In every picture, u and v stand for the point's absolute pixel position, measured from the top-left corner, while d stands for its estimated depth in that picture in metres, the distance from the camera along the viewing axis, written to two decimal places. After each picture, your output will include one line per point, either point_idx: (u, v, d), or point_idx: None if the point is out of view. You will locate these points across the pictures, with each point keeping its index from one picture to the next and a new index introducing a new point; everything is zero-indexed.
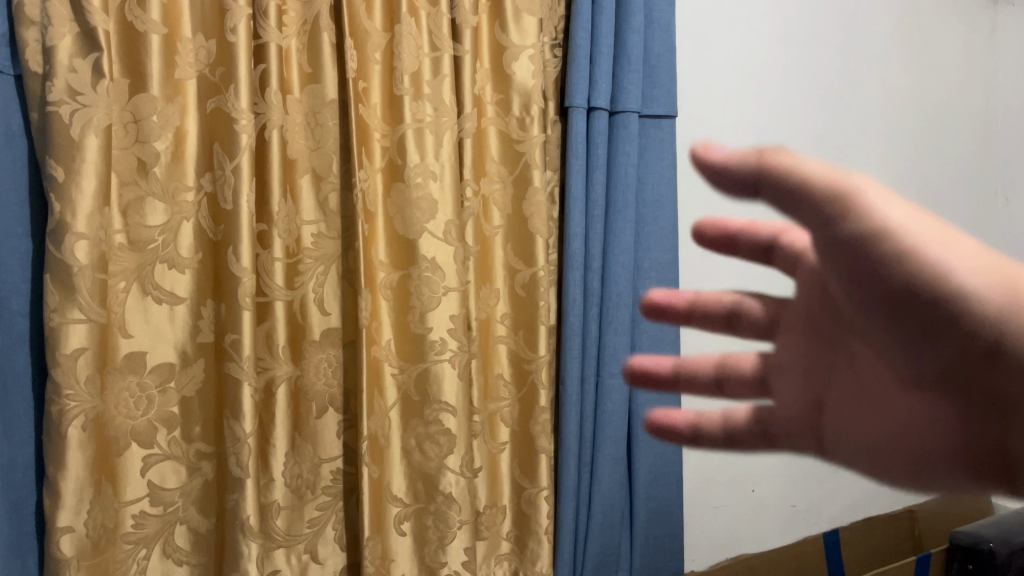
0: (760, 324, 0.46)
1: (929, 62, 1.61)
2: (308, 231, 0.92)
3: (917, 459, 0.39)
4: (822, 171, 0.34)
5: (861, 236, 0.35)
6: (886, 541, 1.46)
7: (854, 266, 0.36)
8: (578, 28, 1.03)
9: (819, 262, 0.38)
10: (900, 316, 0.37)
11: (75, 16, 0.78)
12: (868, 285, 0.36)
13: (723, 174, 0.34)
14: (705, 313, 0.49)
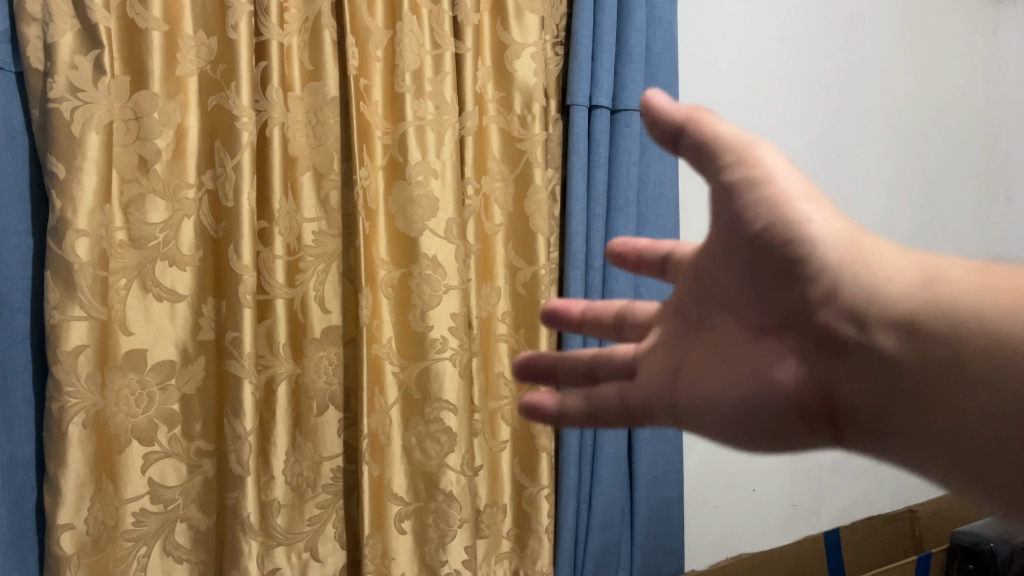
0: (641, 323, 0.54)
1: (931, 61, 1.61)
2: (309, 228, 0.91)
3: (751, 418, 0.42)
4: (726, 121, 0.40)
5: (737, 177, 0.40)
6: (888, 542, 1.46)
7: (724, 207, 0.41)
8: (580, 26, 1.03)
9: (717, 233, 0.43)
10: (753, 264, 0.41)
11: (76, 13, 0.78)
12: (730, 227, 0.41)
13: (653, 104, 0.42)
14: (592, 319, 0.58)
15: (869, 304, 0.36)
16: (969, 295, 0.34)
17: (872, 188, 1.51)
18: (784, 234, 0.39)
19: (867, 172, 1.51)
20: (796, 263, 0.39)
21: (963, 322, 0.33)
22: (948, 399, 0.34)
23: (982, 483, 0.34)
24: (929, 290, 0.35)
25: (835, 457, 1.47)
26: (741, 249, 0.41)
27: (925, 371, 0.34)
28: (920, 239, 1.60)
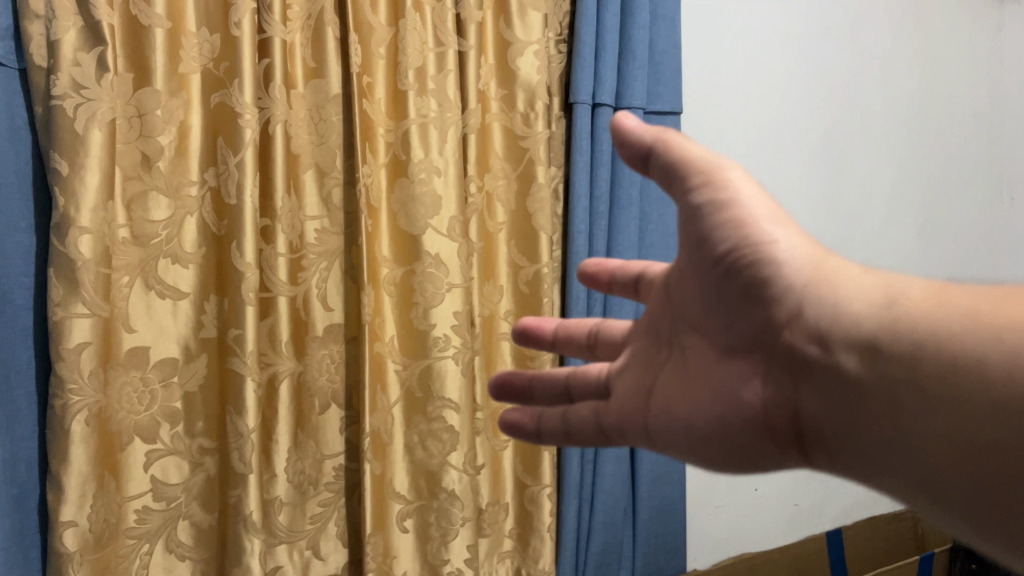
0: (608, 342, 0.66)
1: (935, 59, 1.60)
2: (311, 226, 0.91)
3: (721, 434, 0.46)
4: (699, 148, 0.47)
5: (713, 203, 0.46)
6: (890, 541, 1.46)
7: (700, 233, 0.47)
8: (583, 24, 1.03)
9: (694, 257, 0.49)
10: (726, 286, 0.47)
11: (80, 9, 0.78)
12: (706, 253, 0.47)
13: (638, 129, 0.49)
14: (566, 338, 0.70)
15: (829, 322, 0.41)
16: (922, 315, 0.38)
17: (874, 187, 1.51)
18: (752, 258, 0.45)
19: (870, 172, 1.50)
20: (763, 284, 0.44)
21: (915, 336, 0.38)
22: (904, 411, 0.37)
23: (935, 498, 0.37)
24: (889, 310, 0.40)
25: None
26: (714, 272, 0.47)
27: (881, 386, 0.39)
28: (921, 238, 1.60)
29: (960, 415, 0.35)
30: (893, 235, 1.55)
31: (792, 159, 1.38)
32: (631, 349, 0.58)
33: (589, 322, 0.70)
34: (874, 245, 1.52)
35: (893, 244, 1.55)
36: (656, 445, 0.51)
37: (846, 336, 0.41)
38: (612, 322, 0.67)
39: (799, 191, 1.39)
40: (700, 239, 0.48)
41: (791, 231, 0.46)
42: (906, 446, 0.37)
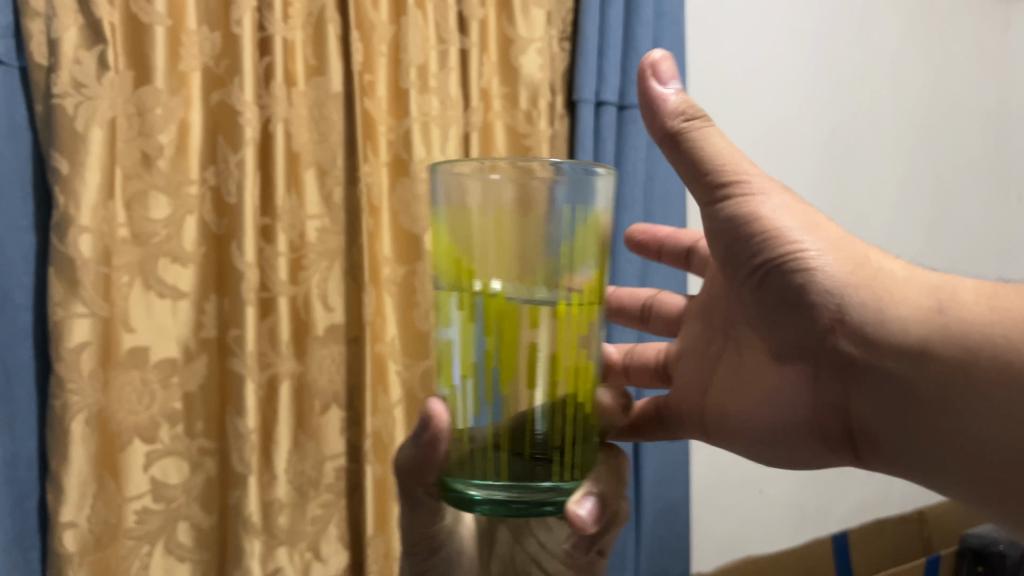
0: (664, 318, 0.71)
1: (943, 56, 1.58)
2: (312, 225, 0.90)
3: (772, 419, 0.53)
4: (725, 145, 0.46)
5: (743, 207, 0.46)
6: (897, 544, 1.43)
7: (729, 239, 0.48)
8: (587, 20, 1.01)
9: (724, 260, 0.49)
10: (765, 292, 0.48)
11: (80, 7, 0.77)
12: (738, 258, 0.48)
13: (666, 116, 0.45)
14: (622, 309, 0.75)
15: (874, 333, 0.42)
16: (973, 321, 0.39)
17: (883, 186, 1.50)
18: (788, 268, 0.45)
19: (878, 170, 1.49)
20: (803, 291, 0.45)
21: (967, 343, 0.39)
22: (954, 414, 0.40)
23: (981, 490, 0.40)
24: (940, 314, 0.40)
25: None
26: (752, 277, 0.48)
27: (931, 389, 0.40)
28: (930, 235, 1.58)
29: (1009, 421, 0.38)
30: (903, 233, 1.54)
31: (800, 157, 1.37)
32: (691, 331, 0.65)
33: (645, 290, 0.74)
34: (885, 242, 1.51)
35: (902, 243, 1.54)
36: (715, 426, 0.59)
37: (892, 348, 0.42)
38: (666, 295, 0.71)
39: (807, 190, 1.38)
40: (731, 243, 0.48)
41: (823, 230, 0.46)
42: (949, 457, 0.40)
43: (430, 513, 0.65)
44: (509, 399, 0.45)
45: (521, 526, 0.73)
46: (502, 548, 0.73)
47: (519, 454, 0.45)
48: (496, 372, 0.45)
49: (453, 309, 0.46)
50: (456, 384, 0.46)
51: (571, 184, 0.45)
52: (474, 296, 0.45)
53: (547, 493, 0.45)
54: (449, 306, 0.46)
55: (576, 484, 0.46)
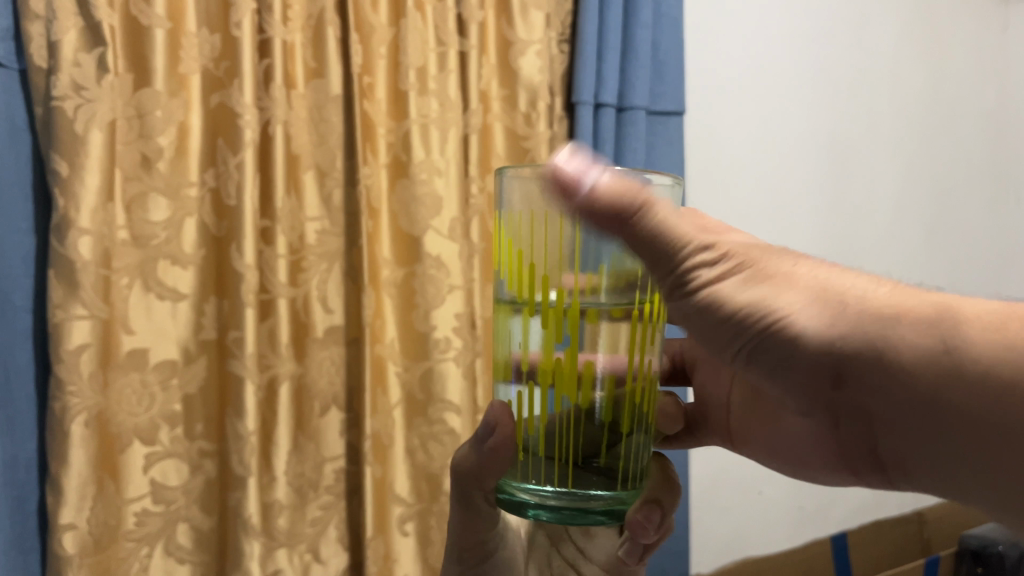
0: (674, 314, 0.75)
1: (942, 58, 1.58)
2: (311, 227, 0.90)
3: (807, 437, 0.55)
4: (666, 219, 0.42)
5: (710, 291, 0.43)
6: (896, 545, 1.43)
7: (709, 312, 0.43)
8: (586, 22, 1.01)
9: (705, 331, 0.45)
10: (754, 364, 0.43)
11: (80, 10, 0.77)
12: (722, 328, 0.44)
13: (588, 219, 0.41)
14: None
15: (885, 398, 0.39)
16: (985, 359, 0.35)
17: (882, 187, 1.50)
18: (776, 342, 0.41)
19: (878, 171, 1.49)
20: (795, 357, 0.41)
21: (983, 383, 0.35)
22: (987, 460, 0.36)
23: None
24: (949, 357, 0.36)
25: None
26: (738, 346, 0.43)
27: (957, 436, 0.37)
28: (930, 236, 1.59)
29: None
30: (903, 233, 1.54)
31: (799, 158, 1.37)
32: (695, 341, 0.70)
33: None
34: (885, 242, 1.51)
35: (902, 243, 1.54)
36: (747, 449, 0.65)
37: (904, 408, 0.38)
38: None
39: (807, 190, 1.38)
40: (704, 321, 0.44)
41: (799, 283, 0.41)
42: (1007, 508, 0.37)
43: (483, 520, 0.64)
44: (572, 408, 0.44)
45: (559, 532, 0.73)
46: (540, 551, 0.72)
47: (581, 464, 0.44)
48: (560, 381, 0.43)
49: (514, 315, 0.45)
50: (516, 392, 0.45)
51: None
52: (536, 302, 0.43)
53: (599, 505, 0.44)
54: (510, 310, 0.45)
55: (631, 496, 0.46)
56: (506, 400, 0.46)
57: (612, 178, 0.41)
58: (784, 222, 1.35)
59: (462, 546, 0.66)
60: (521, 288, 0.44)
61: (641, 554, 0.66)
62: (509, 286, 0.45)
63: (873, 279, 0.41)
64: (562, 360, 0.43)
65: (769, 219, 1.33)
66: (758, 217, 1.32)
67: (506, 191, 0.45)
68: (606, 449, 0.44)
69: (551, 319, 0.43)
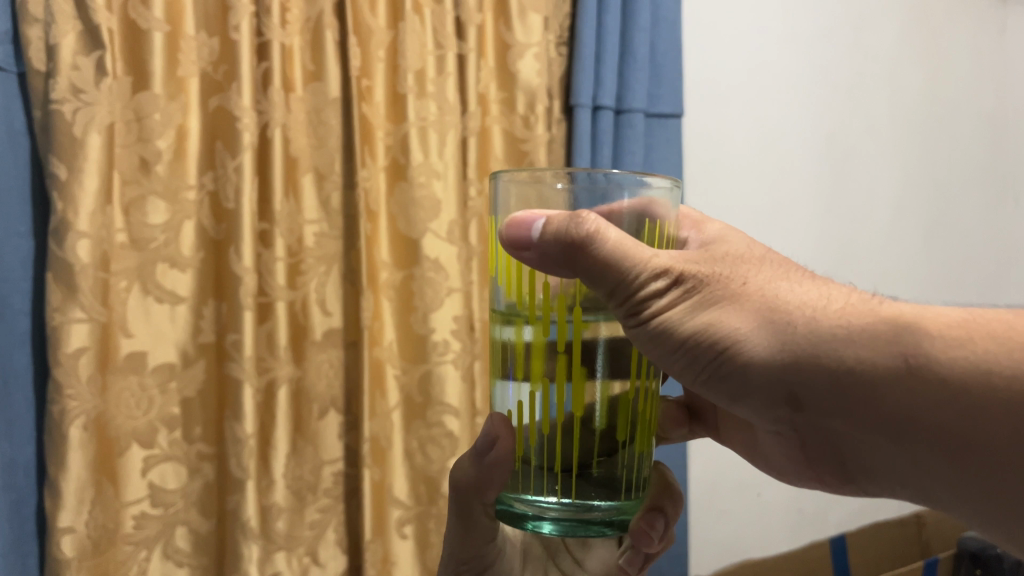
0: None
1: (941, 61, 1.59)
2: (310, 230, 0.90)
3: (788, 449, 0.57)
4: (614, 255, 0.42)
5: (658, 317, 0.44)
6: (896, 548, 1.42)
7: (668, 344, 0.45)
8: (584, 25, 1.01)
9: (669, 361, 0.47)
10: (718, 387, 0.46)
11: (78, 13, 0.77)
12: (686, 357, 0.46)
13: (542, 263, 0.43)
14: None
15: (844, 414, 0.42)
16: (939, 374, 0.38)
17: (881, 189, 1.50)
18: (736, 364, 0.44)
19: (877, 174, 1.49)
20: (755, 379, 0.44)
21: (939, 397, 0.38)
22: (947, 468, 0.39)
23: (994, 528, 0.40)
24: (908, 375, 0.39)
25: None
26: (702, 371, 0.46)
27: (919, 447, 0.40)
28: (928, 239, 1.59)
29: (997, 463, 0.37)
30: (902, 235, 1.54)
31: (798, 161, 1.37)
32: None
33: None
34: (883, 244, 1.51)
35: (901, 245, 1.54)
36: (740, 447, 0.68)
37: (866, 424, 0.41)
38: None
39: (805, 192, 1.39)
40: (664, 351, 0.46)
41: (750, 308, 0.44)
42: (971, 511, 0.40)
43: (482, 536, 0.65)
44: (574, 418, 0.43)
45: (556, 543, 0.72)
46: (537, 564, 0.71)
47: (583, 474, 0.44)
48: (561, 388, 0.43)
49: (512, 323, 0.44)
50: (515, 401, 0.44)
51: (629, 194, 0.43)
52: (536, 310, 0.43)
53: (598, 515, 0.44)
54: (506, 319, 0.44)
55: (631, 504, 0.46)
56: (506, 410, 0.45)
57: (557, 220, 0.42)
58: (782, 223, 1.35)
59: (460, 559, 0.66)
60: (521, 295, 0.44)
61: (642, 561, 0.67)
62: (507, 292, 0.45)
63: (820, 296, 0.43)
64: (565, 370, 0.42)
65: (767, 222, 1.33)
66: (756, 220, 1.32)
67: (507, 194, 0.45)
68: (603, 458, 0.44)
69: (551, 325, 0.43)
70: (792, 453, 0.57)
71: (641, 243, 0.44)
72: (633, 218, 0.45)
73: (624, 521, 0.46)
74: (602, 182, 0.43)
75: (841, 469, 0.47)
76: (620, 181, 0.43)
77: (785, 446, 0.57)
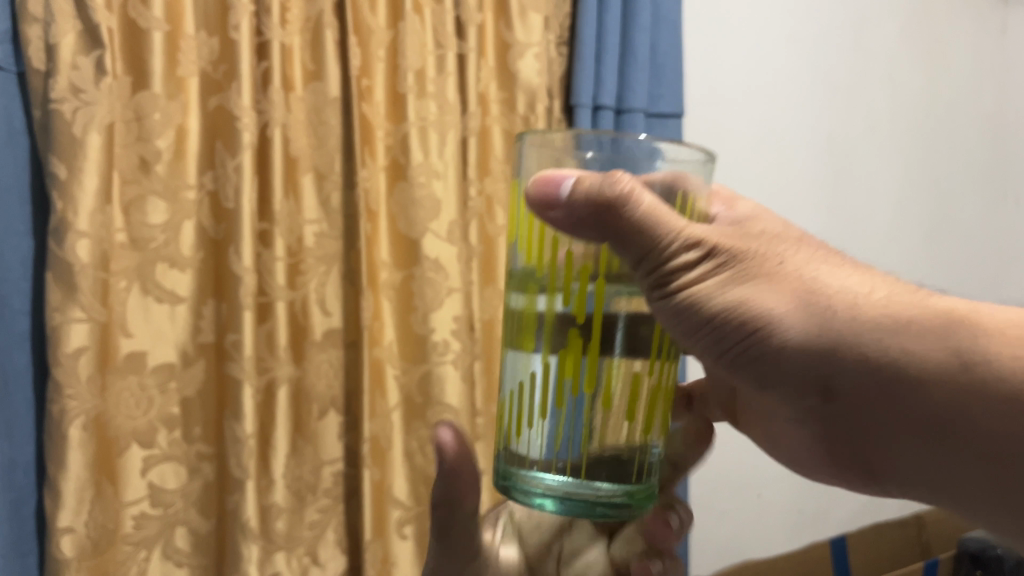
0: None
1: (941, 61, 1.58)
2: (310, 230, 0.90)
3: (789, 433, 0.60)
4: (648, 221, 0.43)
5: (691, 292, 0.45)
6: (898, 549, 1.42)
7: (693, 321, 0.46)
8: (584, 25, 1.01)
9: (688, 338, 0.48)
10: (740, 367, 0.47)
11: (78, 12, 0.77)
12: (712, 337, 0.47)
13: (569, 217, 0.41)
14: None
15: (879, 400, 0.44)
16: (991, 375, 0.41)
17: (881, 190, 1.50)
18: (768, 346, 0.45)
19: (877, 176, 1.49)
20: (787, 362, 0.45)
21: (983, 396, 0.41)
22: (976, 464, 0.42)
23: (1004, 523, 0.44)
24: (963, 371, 0.42)
25: None
26: (728, 351, 0.47)
27: (953, 441, 0.43)
28: (929, 239, 1.58)
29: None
30: (903, 236, 1.54)
31: (799, 162, 1.37)
32: None
33: None
34: (884, 245, 1.51)
35: (901, 246, 1.54)
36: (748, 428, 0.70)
37: (906, 415, 0.44)
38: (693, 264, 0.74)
39: (805, 194, 1.38)
40: (688, 329, 0.47)
41: (786, 292, 0.45)
42: (986, 506, 0.43)
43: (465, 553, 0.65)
44: (589, 393, 0.42)
45: None
46: None
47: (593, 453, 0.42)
48: (578, 361, 0.42)
49: (529, 291, 0.43)
50: (530, 372, 0.43)
51: (661, 163, 0.43)
52: (556, 277, 0.42)
53: (604, 496, 0.42)
54: (524, 288, 0.43)
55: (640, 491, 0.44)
56: (518, 382, 0.44)
57: (591, 178, 0.42)
58: None
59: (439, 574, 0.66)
60: (540, 262, 0.43)
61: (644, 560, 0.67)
62: (525, 259, 0.44)
63: (864, 286, 0.45)
64: (581, 342, 0.41)
65: None
66: None
67: (533, 155, 0.44)
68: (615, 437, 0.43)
69: (571, 295, 0.41)
70: (796, 441, 0.60)
71: (675, 213, 0.44)
72: (666, 190, 0.44)
73: (633, 511, 0.43)
74: (626, 152, 0.44)
75: (858, 458, 0.49)
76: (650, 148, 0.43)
77: (795, 434, 0.59)
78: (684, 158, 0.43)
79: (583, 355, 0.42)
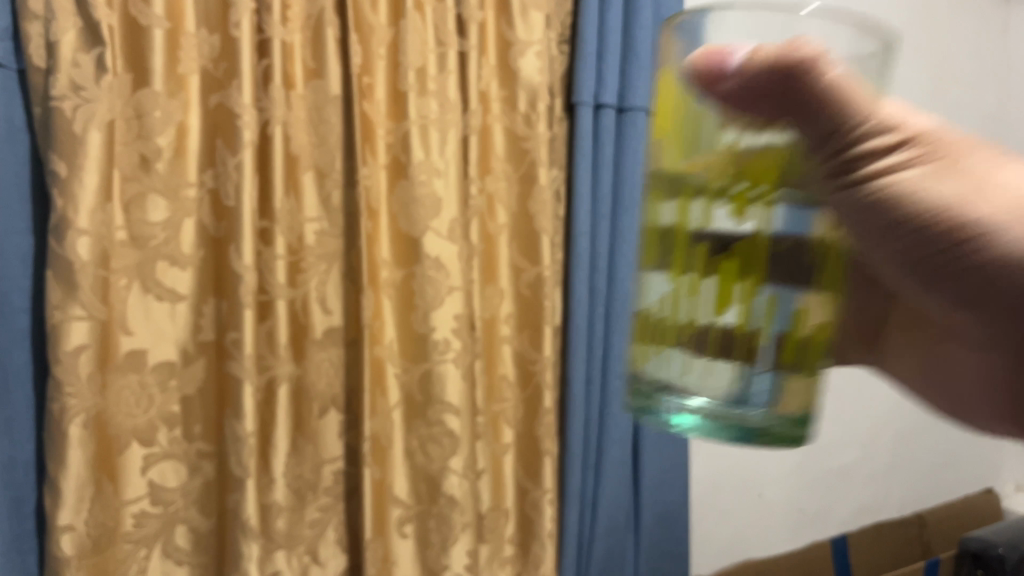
0: None
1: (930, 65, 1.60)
2: (310, 228, 0.89)
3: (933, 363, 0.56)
4: (855, 98, 0.37)
5: (885, 190, 0.41)
6: (900, 548, 1.42)
7: (892, 219, 0.41)
8: (586, 23, 1.01)
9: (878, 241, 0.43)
10: (939, 273, 0.43)
11: (78, 9, 0.77)
12: (907, 238, 0.42)
13: (723, 108, 0.35)
14: None
15: None
16: None
17: None
18: (978, 248, 0.41)
19: None
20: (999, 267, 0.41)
21: None
22: None
23: None
24: None
25: (843, 461, 1.45)
26: (930, 255, 0.43)
27: None
28: None
29: None
30: None
31: None
32: None
33: None
34: None
35: None
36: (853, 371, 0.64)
37: None
38: None
39: None
40: (876, 229, 0.42)
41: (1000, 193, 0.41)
42: None
43: None
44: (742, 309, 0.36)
45: None
46: None
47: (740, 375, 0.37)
48: (728, 272, 0.36)
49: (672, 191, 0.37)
50: (669, 285, 0.38)
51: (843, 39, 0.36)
52: (709, 171, 0.36)
53: (754, 422, 0.38)
54: (667, 185, 0.38)
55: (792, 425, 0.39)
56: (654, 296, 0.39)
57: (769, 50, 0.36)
58: None
59: None
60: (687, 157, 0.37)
61: None
62: (666, 153, 0.38)
63: None
64: (740, 248, 0.36)
65: None
66: None
67: (702, 32, 0.38)
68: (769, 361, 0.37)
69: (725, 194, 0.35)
70: (938, 373, 0.56)
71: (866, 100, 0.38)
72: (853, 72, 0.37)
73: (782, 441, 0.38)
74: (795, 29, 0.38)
75: None
76: (825, 32, 0.36)
77: (942, 363, 0.55)
78: (860, 54, 0.37)
79: (736, 266, 0.36)
